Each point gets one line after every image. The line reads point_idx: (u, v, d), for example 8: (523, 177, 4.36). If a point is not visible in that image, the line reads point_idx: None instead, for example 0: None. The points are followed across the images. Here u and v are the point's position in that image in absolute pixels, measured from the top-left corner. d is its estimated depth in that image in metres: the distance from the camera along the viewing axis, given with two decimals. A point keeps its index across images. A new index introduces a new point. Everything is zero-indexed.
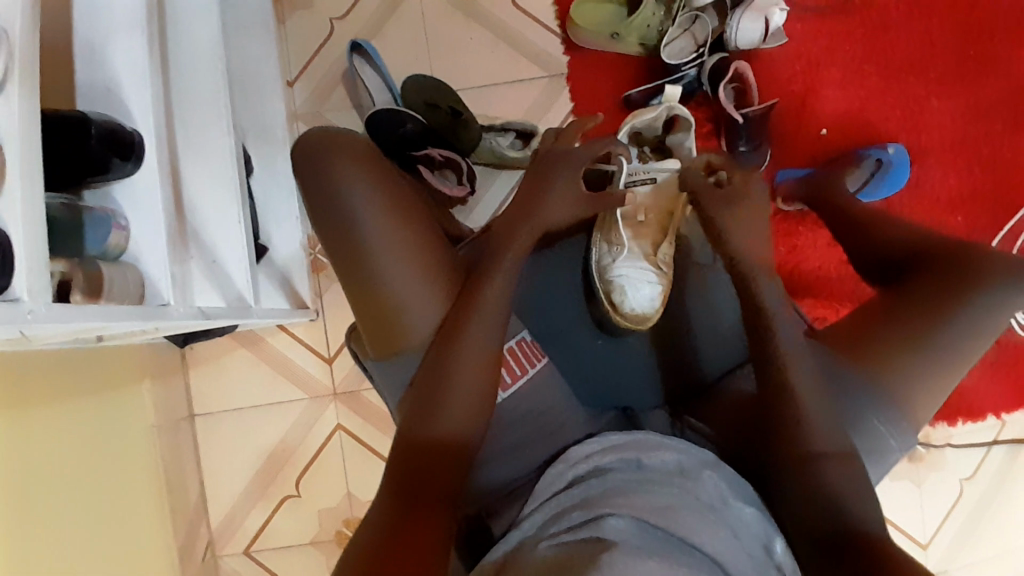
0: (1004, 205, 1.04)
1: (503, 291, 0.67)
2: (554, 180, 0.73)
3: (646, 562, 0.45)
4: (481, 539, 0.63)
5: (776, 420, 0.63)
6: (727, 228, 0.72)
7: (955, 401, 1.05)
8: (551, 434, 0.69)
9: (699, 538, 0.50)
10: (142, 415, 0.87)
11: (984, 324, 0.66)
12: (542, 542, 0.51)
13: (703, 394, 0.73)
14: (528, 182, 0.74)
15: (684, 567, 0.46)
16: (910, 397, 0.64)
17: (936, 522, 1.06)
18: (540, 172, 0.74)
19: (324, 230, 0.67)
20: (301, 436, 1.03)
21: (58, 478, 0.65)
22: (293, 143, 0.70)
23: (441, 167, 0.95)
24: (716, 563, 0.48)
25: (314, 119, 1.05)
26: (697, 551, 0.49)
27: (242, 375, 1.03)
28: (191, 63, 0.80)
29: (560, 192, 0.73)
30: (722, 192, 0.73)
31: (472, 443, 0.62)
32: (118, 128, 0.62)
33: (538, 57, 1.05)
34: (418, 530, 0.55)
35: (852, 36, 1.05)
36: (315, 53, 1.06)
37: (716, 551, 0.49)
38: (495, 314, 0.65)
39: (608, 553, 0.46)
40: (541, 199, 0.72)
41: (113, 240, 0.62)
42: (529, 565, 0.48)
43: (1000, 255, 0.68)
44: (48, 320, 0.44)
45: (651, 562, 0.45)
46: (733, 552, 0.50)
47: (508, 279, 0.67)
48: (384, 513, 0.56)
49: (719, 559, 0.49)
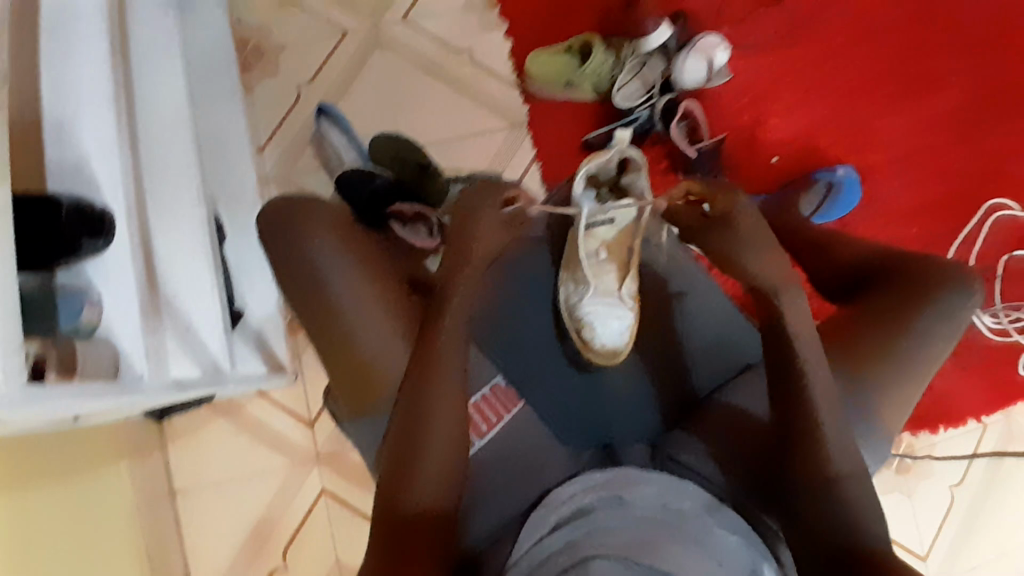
0: (957, 214, 1.09)
1: (461, 326, 0.67)
2: (485, 214, 0.71)
3: None
4: None
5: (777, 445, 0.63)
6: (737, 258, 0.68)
7: (934, 409, 1.07)
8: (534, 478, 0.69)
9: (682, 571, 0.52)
10: (121, 493, 0.85)
11: (940, 332, 0.68)
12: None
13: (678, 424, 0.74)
14: (457, 222, 0.72)
15: None
16: (880, 410, 0.66)
17: (930, 535, 1.07)
18: (464, 214, 0.72)
19: (291, 290, 0.69)
20: (286, 503, 1.02)
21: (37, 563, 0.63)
22: (260, 212, 0.72)
23: (414, 221, 0.95)
24: None
25: (285, 182, 1.08)
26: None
27: (223, 444, 1.02)
28: (161, 136, 0.82)
29: (494, 226, 0.71)
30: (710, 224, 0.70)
31: (452, 489, 0.62)
32: (88, 207, 0.63)
33: (498, 109, 1.09)
34: None
35: (796, 68, 1.11)
36: (283, 118, 1.09)
37: None
38: (457, 352, 0.66)
39: None
40: (475, 236, 0.70)
41: (86, 315, 0.62)
42: None
43: (948, 265, 0.71)
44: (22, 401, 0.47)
45: None
46: None
47: (464, 314, 0.68)
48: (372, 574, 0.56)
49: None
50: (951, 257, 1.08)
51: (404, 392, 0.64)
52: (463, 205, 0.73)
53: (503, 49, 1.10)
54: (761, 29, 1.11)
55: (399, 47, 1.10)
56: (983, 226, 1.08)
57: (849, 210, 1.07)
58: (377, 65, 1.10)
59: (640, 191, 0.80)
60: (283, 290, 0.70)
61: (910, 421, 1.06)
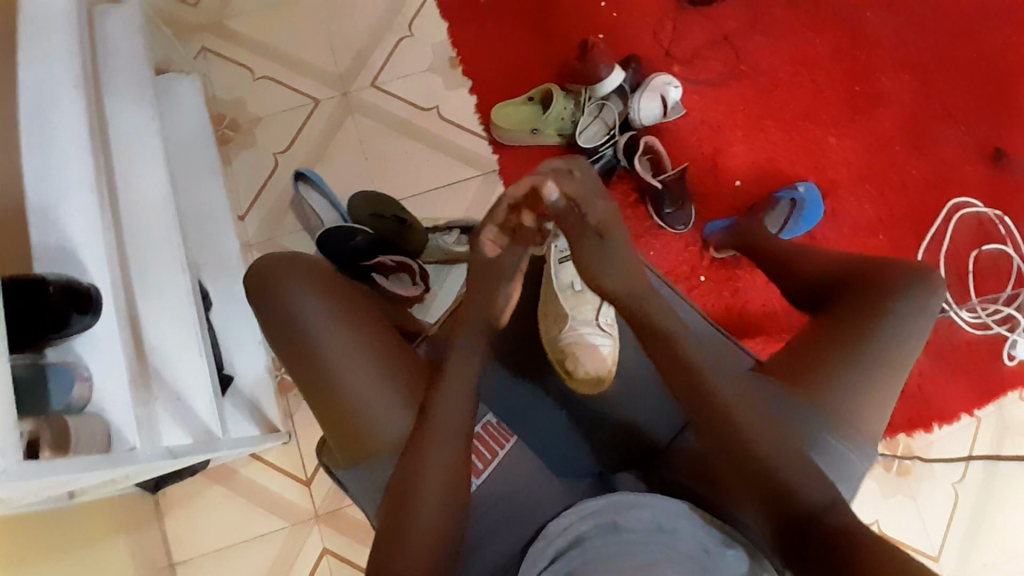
0: (921, 218, 1.13)
1: (462, 391, 0.68)
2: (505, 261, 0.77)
3: None
4: None
5: (726, 458, 0.66)
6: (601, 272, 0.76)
7: (924, 408, 1.08)
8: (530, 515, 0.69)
9: None
10: (120, 569, 0.84)
11: (908, 332, 0.70)
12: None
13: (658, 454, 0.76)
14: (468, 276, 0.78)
15: None
16: (861, 413, 0.68)
17: (940, 534, 1.05)
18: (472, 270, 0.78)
19: (281, 351, 0.69)
20: (287, 566, 1.00)
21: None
22: (248, 270, 0.72)
23: (395, 272, 1.00)
24: None
25: (268, 245, 1.10)
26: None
27: (221, 511, 1.01)
28: (143, 213, 0.85)
29: (500, 282, 0.77)
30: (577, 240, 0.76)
31: (448, 548, 0.62)
32: (74, 283, 0.66)
33: (470, 159, 1.14)
34: None
35: (746, 98, 1.17)
36: (262, 185, 1.12)
37: None
38: (461, 416, 0.66)
39: None
40: (481, 293, 0.76)
41: (77, 391, 0.64)
42: None
43: (907, 267, 0.74)
44: (20, 476, 0.49)
45: None
46: None
47: (462, 378, 0.69)
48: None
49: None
50: (921, 256, 1.11)
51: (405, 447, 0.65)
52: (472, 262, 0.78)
53: (469, 103, 1.16)
54: (709, 64, 1.18)
55: (368, 109, 1.15)
56: (947, 227, 1.13)
57: (814, 224, 1.11)
58: (350, 128, 1.15)
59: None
60: (273, 347, 0.70)
61: (904, 422, 1.07)
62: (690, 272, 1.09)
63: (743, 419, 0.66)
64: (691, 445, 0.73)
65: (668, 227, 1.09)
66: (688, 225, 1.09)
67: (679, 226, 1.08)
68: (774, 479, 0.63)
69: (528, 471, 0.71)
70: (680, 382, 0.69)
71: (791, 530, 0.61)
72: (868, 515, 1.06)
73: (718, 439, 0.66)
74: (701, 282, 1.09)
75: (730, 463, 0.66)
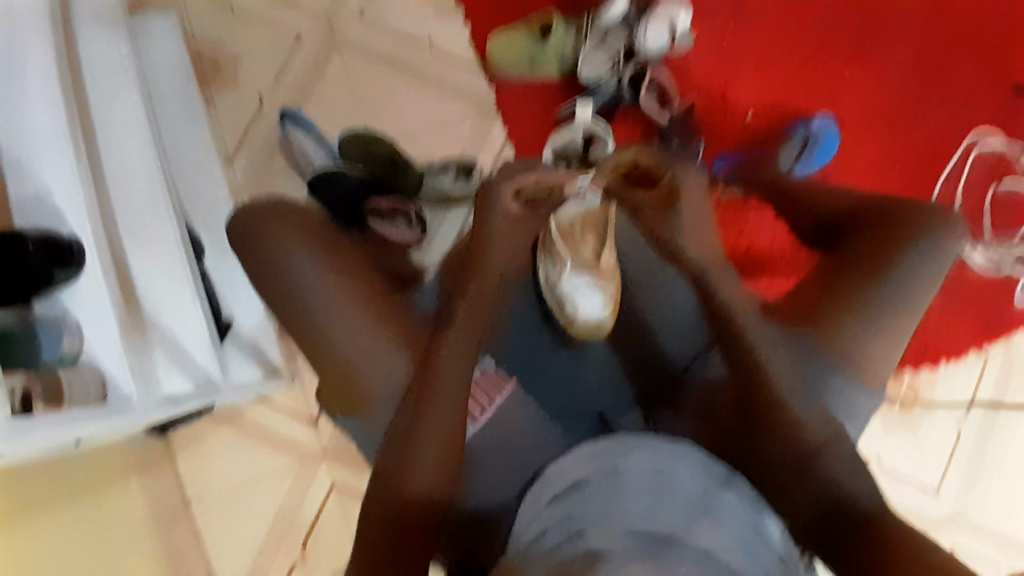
0: (937, 151, 1.08)
1: (464, 362, 0.65)
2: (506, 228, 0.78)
3: (627, 565, 0.48)
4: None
5: (753, 413, 0.65)
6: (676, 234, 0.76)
7: (931, 346, 1.06)
8: (529, 460, 0.69)
9: (688, 534, 0.52)
10: (133, 515, 0.84)
11: (922, 274, 0.68)
12: (543, 561, 0.52)
13: (673, 384, 0.74)
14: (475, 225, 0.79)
15: (667, 566, 0.49)
16: (870, 356, 0.67)
17: (940, 468, 1.06)
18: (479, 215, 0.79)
19: (279, 315, 0.68)
20: (298, 506, 1.00)
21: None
22: (232, 222, 0.71)
23: (393, 215, 0.96)
24: (709, 556, 0.51)
25: (257, 189, 1.06)
26: (687, 547, 0.51)
27: (230, 453, 0.99)
28: (127, 160, 0.82)
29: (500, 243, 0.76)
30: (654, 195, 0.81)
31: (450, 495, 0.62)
32: (53, 236, 0.65)
33: (463, 94, 1.09)
34: None
35: (756, 21, 1.09)
36: (248, 126, 1.08)
37: (705, 543, 0.52)
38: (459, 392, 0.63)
39: (596, 565, 0.49)
40: (487, 254, 0.75)
41: (67, 344, 0.64)
42: None
43: (923, 205, 0.71)
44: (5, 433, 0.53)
45: (632, 565, 0.48)
46: (723, 544, 0.53)
47: (463, 353, 0.65)
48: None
49: (715, 554, 0.51)
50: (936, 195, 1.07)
51: (409, 395, 0.63)
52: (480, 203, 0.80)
53: (461, 33, 1.09)
54: None
55: (354, 41, 1.09)
56: (965, 161, 1.08)
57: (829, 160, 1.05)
58: (337, 64, 1.09)
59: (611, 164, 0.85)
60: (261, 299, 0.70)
61: (909, 356, 1.06)
62: None
63: (759, 360, 0.66)
64: (720, 373, 0.71)
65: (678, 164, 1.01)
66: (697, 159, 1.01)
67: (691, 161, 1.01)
68: (779, 424, 0.63)
69: (524, 418, 0.71)
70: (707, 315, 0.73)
71: (791, 470, 0.61)
72: (868, 450, 1.07)
73: (744, 383, 0.67)
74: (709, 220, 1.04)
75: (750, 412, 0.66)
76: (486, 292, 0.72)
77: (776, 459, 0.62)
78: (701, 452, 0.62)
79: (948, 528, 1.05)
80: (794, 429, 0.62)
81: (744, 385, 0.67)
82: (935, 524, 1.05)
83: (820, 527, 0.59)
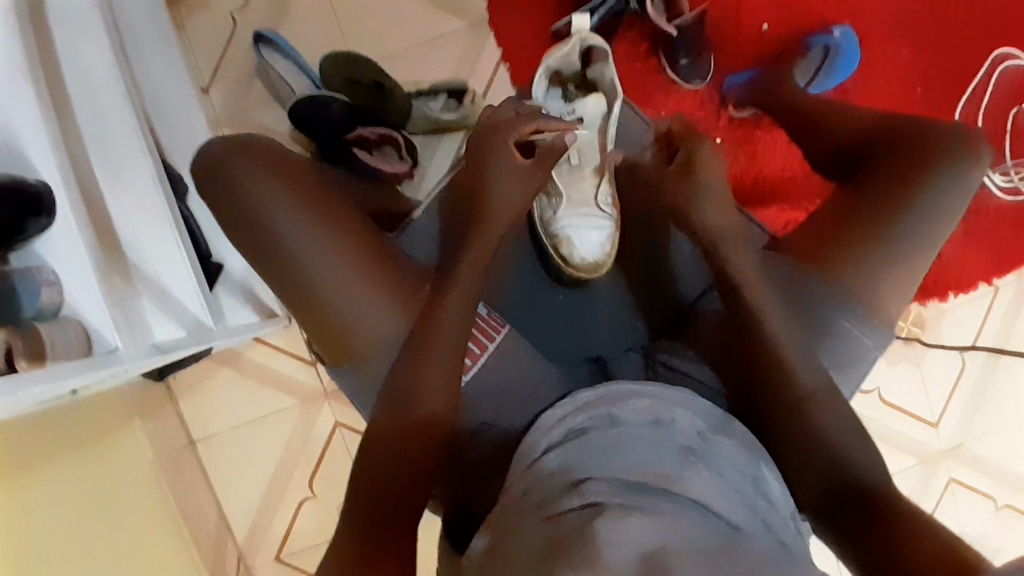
0: (963, 65, 0.99)
1: (463, 322, 0.63)
2: (509, 168, 0.67)
3: (627, 519, 0.46)
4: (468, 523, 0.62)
5: (750, 353, 0.62)
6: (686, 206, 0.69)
7: (942, 277, 1.02)
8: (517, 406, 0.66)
9: (683, 485, 0.51)
10: (137, 453, 0.87)
11: (946, 208, 0.64)
12: (542, 512, 0.51)
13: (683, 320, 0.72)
14: (476, 152, 0.68)
15: (667, 521, 0.47)
16: (884, 293, 0.64)
17: (942, 399, 1.04)
18: (483, 141, 0.68)
19: (261, 273, 0.63)
20: (302, 443, 1.02)
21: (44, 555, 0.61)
22: (194, 158, 0.65)
23: (379, 146, 0.91)
24: (706, 506, 0.50)
25: (238, 122, 1.00)
26: (680, 499, 0.50)
27: (229, 392, 1.01)
28: (94, 96, 0.77)
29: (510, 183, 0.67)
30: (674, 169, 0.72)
31: (447, 440, 0.62)
32: (17, 183, 0.62)
33: (453, 10, 1.00)
34: (391, 542, 0.57)
35: None
36: (223, 52, 1.00)
37: (700, 494, 0.51)
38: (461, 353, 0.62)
39: (594, 521, 0.46)
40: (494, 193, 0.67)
41: (45, 297, 0.62)
42: (517, 554, 0.48)
43: (953, 128, 0.65)
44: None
45: (632, 518, 0.46)
46: (720, 495, 0.52)
47: (460, 314, 0.63)
48: (346, 540, 0.58)
49: (711, 505, 0.51)
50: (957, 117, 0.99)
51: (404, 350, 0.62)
52: (485, 125, 0.69)
53: None
54: None
55: None
56: (989, 80, 0.99)
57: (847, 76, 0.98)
58: None
59: (610, 82, 0.73)
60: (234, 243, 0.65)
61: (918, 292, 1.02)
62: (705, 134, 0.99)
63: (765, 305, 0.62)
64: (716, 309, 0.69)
65: (683, 82, 0.97)
66: (706, 78, 0.97)
67: (695, 81, 0.97)
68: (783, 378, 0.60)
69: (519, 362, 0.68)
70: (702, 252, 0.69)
71: (789, 420, 0.60)
72: (870, 382, 1.04)
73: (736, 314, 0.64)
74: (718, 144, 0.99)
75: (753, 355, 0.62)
76: (487, 237, 0.66)
77: (770, 404, 0.60)
78: (701, 398, 0.62)
79: (947, 460, 1.04)
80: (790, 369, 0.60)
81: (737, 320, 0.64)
82: (933, 456, 1.04)
83: (823, 473, 0.58)
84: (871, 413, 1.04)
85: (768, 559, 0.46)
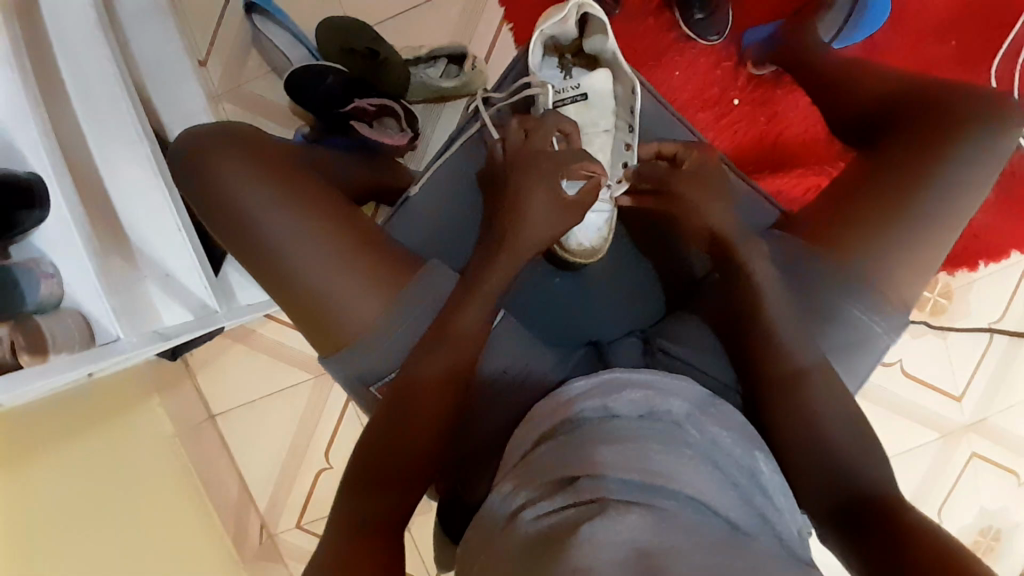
0: (998, 22, 0.94)
1: (473, 317, 0.62)
2: (537, 189, 0.66)
3: (625, 516, 0.44)
4: (459, 514, 0.64)
5: (744, 342, 0.61)
6: (700, 206, 0.66)
7: (969, 245, 0.97)
8: (507, 396, 0.65)
9: (683, 482, 0.48)
10: (157, 429, 0.90)
11: (967, 179, 0.60)
12: (536, 507, 0.49)
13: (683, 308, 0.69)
14: (513, 176, 0.68)
15: (667, 519, 0.44)
16: (898, 275, 0.60)
17: (967, 372, 1.00)
18: (520, 165, 0.68)
19: (246, 265, 0.64)
20: (317, 417, 1.04)
21: (55, 529, 0.64)
22: (173, 150, 0.67)
23: (379, 118, 0.87)
24: (704, 505, 0.47)
25: (236, 95, 0.99)
26: (680, 496, 0.47)
27: (245, 368, 1.04)
28: (85, 79, 0.76)
29: (544, 204, 0.66)
30: (689, 172, 0.68)
31: (443, 432, 0.61)
32: (8, 177, 0.62)
33: None
34: (376, 532, 0.58)
35: None
36: (218, 23, 0.98)
37: (700, 492, 0.48)
38: (464, 349, 0.62)
39: (590, 521, 0.44)
40: (527, 210, 0.66)
41: (44, 290, 0.63)
42: (512, 548, 0.47)
43: (974, 93, 0.62)
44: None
45: (631, 515, 0.44)
46: (719, 493, 0.49)
47: (464, 314, 0.62)
48: (344, 529, 0.58)
49: (712, 504, 0.48)
50: (993, 73, 0.94)
51: (412, 351, 0.62)
52: (523, 150, 0.69)
53: None
54: None
55: None
56: None
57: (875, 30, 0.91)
58: None
59: (611, 55, 0.73)
60: (217, 236, 0.66)
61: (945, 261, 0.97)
62: (721, 94, 0.95)
63: (764, 297, 0.61)
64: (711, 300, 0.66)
65: (698, 39, 0.93)
66: (722, 35, 0.93)
67: (711, 37, 0.93)
68: (779, 377, 0.59)
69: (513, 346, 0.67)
70: (714, 242, 0.65)
71: (785, 423, 0.59)
72: (892, 353, 1.00)
73: (729, 303, 0.64)
74: (734, 106, 0.95)
75: (751, 347, 0.61)
76: (515, 239, 0.65)
77: (768, 389, 0.60)
78: (701, 388, 0.60)
79: (969, 435, 1.00)
80: (784, 356, 0.60)
81: (734, 308, 0.63)
82: (955, 431, 1.01)
83: (814, 478, 0.57)
84: (892, 387, 1.01)
85: (774, 560, 0.44)
